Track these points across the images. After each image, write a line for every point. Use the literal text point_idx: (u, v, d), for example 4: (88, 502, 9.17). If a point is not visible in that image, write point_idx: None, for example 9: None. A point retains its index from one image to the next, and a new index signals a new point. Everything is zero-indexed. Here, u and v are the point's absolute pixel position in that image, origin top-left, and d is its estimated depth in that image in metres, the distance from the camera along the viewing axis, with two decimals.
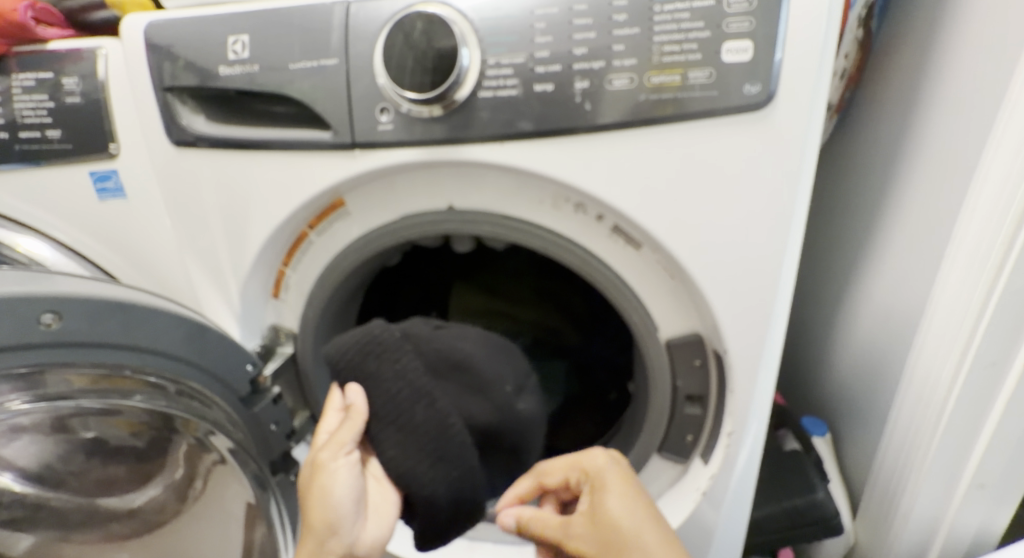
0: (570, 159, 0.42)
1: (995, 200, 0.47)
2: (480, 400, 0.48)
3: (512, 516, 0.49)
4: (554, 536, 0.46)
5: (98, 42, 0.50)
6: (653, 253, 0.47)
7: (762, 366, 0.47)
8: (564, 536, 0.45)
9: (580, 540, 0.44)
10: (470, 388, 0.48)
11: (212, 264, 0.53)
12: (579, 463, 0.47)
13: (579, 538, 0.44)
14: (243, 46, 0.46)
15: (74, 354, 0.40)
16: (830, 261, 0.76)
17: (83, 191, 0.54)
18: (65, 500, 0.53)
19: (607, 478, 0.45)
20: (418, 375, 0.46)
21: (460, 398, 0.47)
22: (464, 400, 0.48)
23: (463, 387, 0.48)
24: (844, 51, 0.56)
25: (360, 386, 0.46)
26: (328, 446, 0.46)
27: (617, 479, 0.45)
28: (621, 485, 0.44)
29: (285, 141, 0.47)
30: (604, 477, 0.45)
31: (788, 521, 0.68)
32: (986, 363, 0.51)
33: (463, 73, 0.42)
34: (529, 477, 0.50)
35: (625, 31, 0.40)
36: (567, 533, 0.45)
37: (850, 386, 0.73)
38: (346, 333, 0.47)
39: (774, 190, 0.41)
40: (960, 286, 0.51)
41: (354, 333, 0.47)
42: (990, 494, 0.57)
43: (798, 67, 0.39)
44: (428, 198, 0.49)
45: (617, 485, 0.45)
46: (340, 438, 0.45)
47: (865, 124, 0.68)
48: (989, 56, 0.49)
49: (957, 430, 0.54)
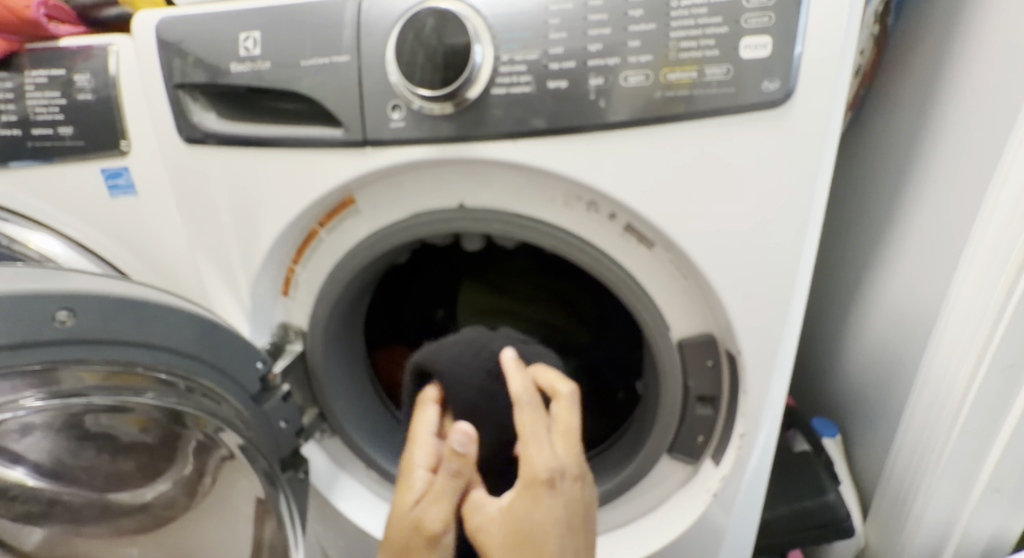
0: (584, 158, 0.42)
1: (1017, 199, 0.46)
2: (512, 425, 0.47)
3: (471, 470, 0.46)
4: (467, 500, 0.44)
5: (109, 39, 0.50)
6: (665, 252, 0.46)
7: (775, 367, 0.46)
8: (470, 513, 0.43)
9: (483, 531, 0.42)
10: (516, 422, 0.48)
11: (223, 261, 0.53)
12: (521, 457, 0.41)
13: (486, 521, 0.42)
14: (253, 42, 0.46)
15: (85, 351, 0.40)
16: (842, 261, 0.75)
17: (94, 187, 0.54)
18: (77, 495, 0.54)
19: (535, 500, 0.40)
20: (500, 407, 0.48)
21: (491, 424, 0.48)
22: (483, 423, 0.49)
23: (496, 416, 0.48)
24: (860, 47, 0.55)
25: (467, 428, 0.42)
26: (427, 500, 0.43)
27: (550, 508, 0.40)
28: (541, 515, 0.39)
29: (297, 138, 0.47)
30: (534, 497, 0.40)
31: (797, 523, 0.67)
32: (1005, 365, 0.50)
33: (475, 70, 0.41)
34: (517, 395, 0.43)
35: (641, 27, 0.40)
36: (477, 510, 0.43)
37: (862, 387, 0.72)
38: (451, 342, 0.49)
39: (790, 188, 0.41)
40: (980, 286, 0.50)
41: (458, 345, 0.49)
42: (1006, 499, 0.56)
43: (816, 64, 0.38)
44: (440, 196, 0.49)
45: (540, 513, 0.40)
46: (447, 491, 0.42)
47: (880, 122, 0.67)
48: (1012, 52, 0.49)
49: (974, 434, 0.54)
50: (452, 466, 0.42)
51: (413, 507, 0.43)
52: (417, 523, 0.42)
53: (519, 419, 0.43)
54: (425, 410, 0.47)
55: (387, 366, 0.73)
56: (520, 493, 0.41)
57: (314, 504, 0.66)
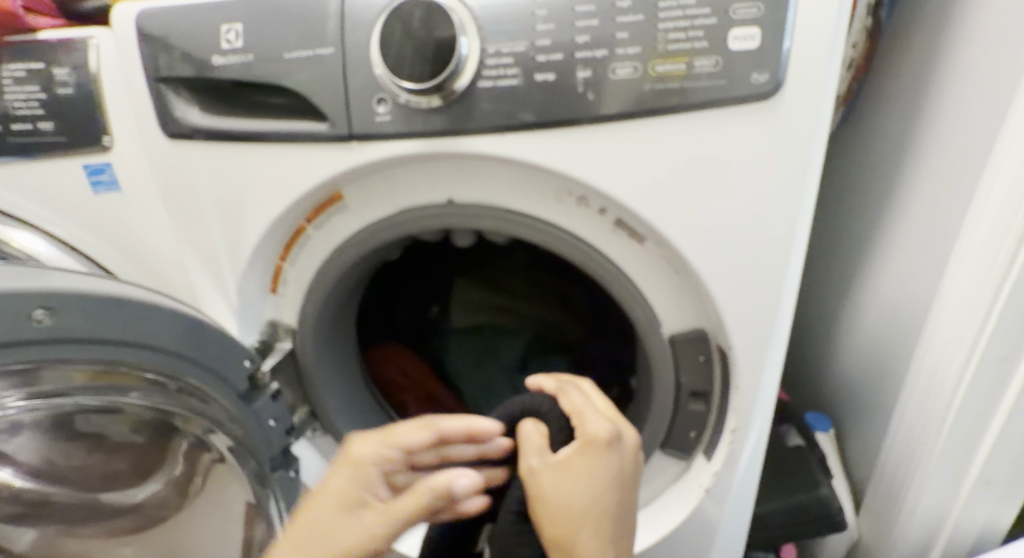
0: (574, 152, 0.41)
1: (1008, 195, 0.46)
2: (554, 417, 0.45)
3: (527, 416, 0.46)
4: (521, 444, 0.44)
5: (89, 32, 0.49)
6: (657, 247, 0.46)
7: (767, 363, 0.46)
8: (527, 454, 0.43)
9: (535, 472, 0.42)
10: (554, 414, 0.45)
11: (211, 259, 0.53)
12: (585, 417, 0.43)
13: (535, 473, 0.42)
14: (236, 34, 0.45)
15: (70, 351, 0.39)
16: (835, 255, 0.75)
17: (77, 184, 0.53)
18: (67, 497, 0.53)
19: (600, 458, 0.42)
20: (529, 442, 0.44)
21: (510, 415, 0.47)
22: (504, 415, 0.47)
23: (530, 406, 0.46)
24: (852, 41, 0.55)
25: (474, 478, 0.41)
26: (386, 517, 0.39)
27: (610, 464, 0.42)
28: (604, 472, 0.41)
29: (282, 133, 0.46)
30: (599, 454, 0.42)
31: (791, 517, 0.67)
32: (997, 359, 0.50)
33: (462, 62, 0.41)
34: (558, 384, 0.47)
35: (629, 18, 0.39)
36: (532, 452, 0.43)
37: (855, 381, 0.72)
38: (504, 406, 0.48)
39: (781, 183, 0.40)
40: (971, 281, 0.50)
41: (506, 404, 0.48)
42: (998, 491, 0.56)
43: (807, 57, 0.38)
44: (428, 192, 0.48)
45: (604, 469, 0.41)
46: (410, 519, 0.40)
47: (873, 116, 0.67)
48: (1003, 45, 0.48)
49: (965, 428, 0.54)
50: (435, 499, 0.40)
51: (365, 511, 0.40)
52: (363, 534, 0.39)
53: (568, 401, 0.46)
54: (423, 430, 0.44)
55: (382, 365, 0.72)
56: (581, 447, 0.42)
57: None
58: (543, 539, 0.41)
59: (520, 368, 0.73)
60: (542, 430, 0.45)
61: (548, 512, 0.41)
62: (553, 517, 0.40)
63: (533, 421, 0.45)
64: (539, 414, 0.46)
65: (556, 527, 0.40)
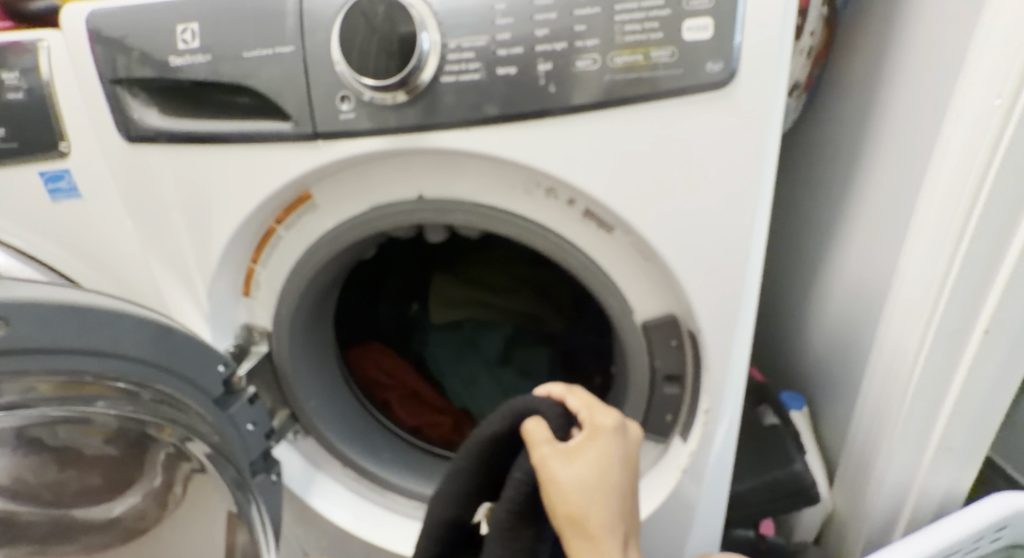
0: (539, 144, 0.42)
1: (955, 172, 0.48)
2: (553, 414, 0.44)
3: (527, 415, 0.45)
4: (526, 438, 0.44)
5: (39, 34, 0.48)
6: (625, 236, 0.46)
7: (736, 344, 0.47)
8: (538, 444, 0.43)
9: (548, 460, 0.42)
10: (554, 411, 0.44)
11: (178, 264, 0.52)
12: (591, 410, 0.45)
13: (548, 460, 0.42)
14: (192, 34, 0.44)
15: (32, 362, 0.38)
16: (803, 237, 0.77)
17: (34, 192, 0.52)
18: (37, 513, 0.53)
19: (608, 442, 0.44)
20: (538, 434, 0.43)
21: (509, 414, 0.45)
22: (506, 411, 0.45)
23: (528, 404, 0.45)
24: (811, 28, 0.56)
25: None
26: None
27: (618, 447, 0.44)
28: (612, 454, 0.43)
29: (245, 134, 0.45)
30: (607, 439, 0.44)
31: (767, 493, 0.68)
32: (951, 330, 0.52)
33: (423, 57, 0.41)
34: (563, 387, 0.47)
35: (587, 11, 0.40)
36: (542, 442, 0.43)
37: (826, 359, 0.74)
38: (502, 413, 0.45)
39: (740, 168, 0.41)
40: (926, 254, 0.52)
41: (504, 410, 0.45)
42: (957, 457, 0.59)
43: (759, 43, 0.39)
44: (397, 188, 0.48)
45: (612, 452, 0.43)
46: None
47: (833, 98, 0.68)
48: (952, 28, 0.50)
49: (924, 399, 0.56)
50: None
51: None
52: None
53: (574, 402, 0.46)
54: None
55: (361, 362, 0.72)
56: (590, 434, 0.43)
57: (288, 506, 0.65)
58: (555, 515, 0.42)
59: (501, 362, 0.73)
60: (544, 426, 0.44)
61: (562, 490, 0.42)
62: (567, 494, 0.41)
63: (534, 418, 0.44)
64: (537, 412, 0.45)
65: (571, 502, 0.41)
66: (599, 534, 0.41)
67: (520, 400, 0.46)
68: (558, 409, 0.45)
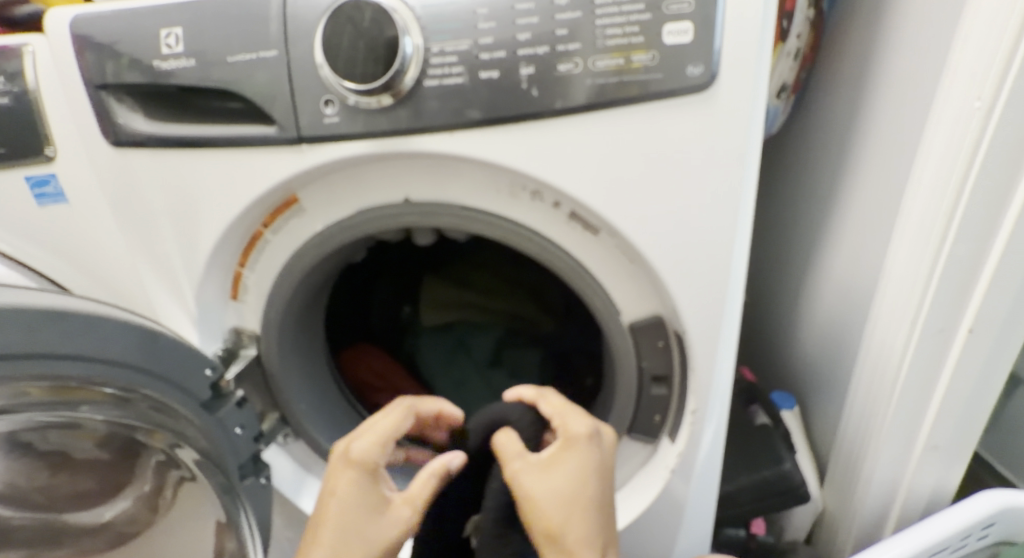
0: (523, 147, 0.42)
1: (936, 175, 0.49)
2: (523, 426, 0.47)
3: (500, 426, 0.48)
4: (498, 452, 0.46)
5: (24, 39, 0.48)
6: (611, 238, 0.46)
7: (721, 345, 0.48)
8: (509, 458, 0.45)
9: (520, 474, 0.43)
10: (524, 422, 0.47)
11: (166, 268, 0.52)
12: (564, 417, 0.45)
13: (520, 475, 0.43)
14: (176, 39, 0.44)
15: (20, 369, 0.38)
16: (792, 236, 0.77)
17: (20, 197, 0.52)
18: (27, 518, 0.53)
19: (581, 453, 0.43)
20: (510, 447, 0.45)
21: (484, 424, 0.49)
22: (483, 420, 0.49)
23: (501, 415, 0.48)
24: (795, 32, 0.56)
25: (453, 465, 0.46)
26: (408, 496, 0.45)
27: (593, 456, 0.43)
28: (587, 464, 0.43)
29: (230, 138, 0.45)
30: (581, 449, 0.44)
31: (757, 493, 0.69)
32: (935, 330, 0.52)
33: (406, 62, 0.41)
34: (536, 391, 0.49)
35: (569, 15, 0.40)
36: (513, 456, 0.45)
37: (815, 358, 0.74)
38: (479, 421, 0.49)
39: (721, 170, 0.41)
40: (909, 256, 0.53)
41: (482, 418, 0.50)
42: (943, 454, 0.59)
43: (738, 47, 0.39)
44: (384, 192, 0.48)
45: (586, 462, 0.43)
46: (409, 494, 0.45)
47: (820, 100, 0.69)
48: (932, 31, 0.50)
49: (909, 399, 0.56)
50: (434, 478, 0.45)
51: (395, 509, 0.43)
52: (393, 530, 0.43)
53: (544, 408, 0.47)
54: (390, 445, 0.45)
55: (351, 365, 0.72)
56: (561, 445, 0.44)
57: (279, 509, 0.65)
58: (535, 531, 0.42)
59: (492, 364, 0.74)
60: (514, 437, 0.46)
61: (535, 504, 0.42)
62: (542, 508, 0.42)
63: (504, 431, 0.46)
64: (510, 422, 0.47)
65: (548, 517, 0.41)
66: (577, 548, 0.40)
67: (495, 408, 0.49)
68: (529, 419, 0.47)
